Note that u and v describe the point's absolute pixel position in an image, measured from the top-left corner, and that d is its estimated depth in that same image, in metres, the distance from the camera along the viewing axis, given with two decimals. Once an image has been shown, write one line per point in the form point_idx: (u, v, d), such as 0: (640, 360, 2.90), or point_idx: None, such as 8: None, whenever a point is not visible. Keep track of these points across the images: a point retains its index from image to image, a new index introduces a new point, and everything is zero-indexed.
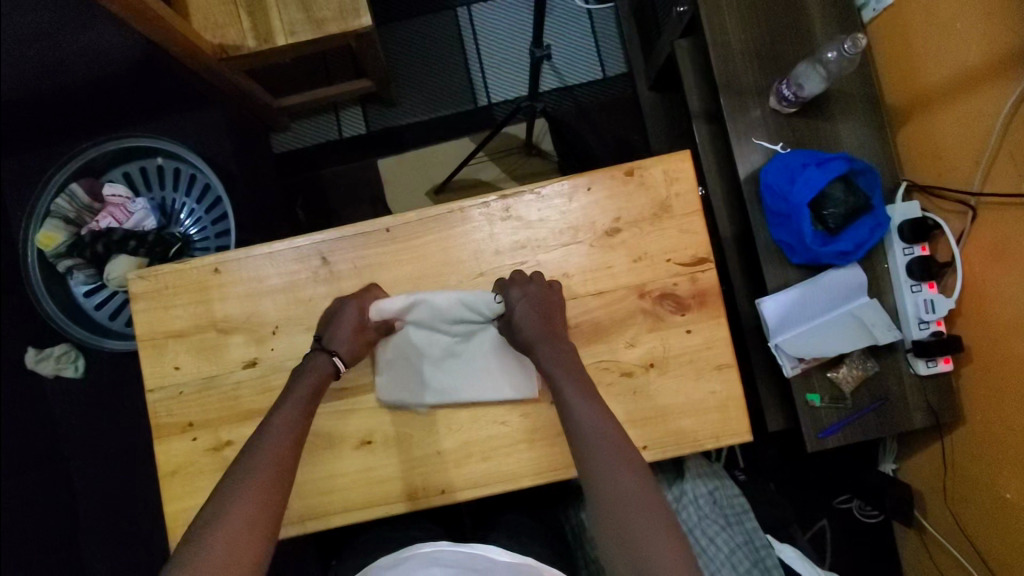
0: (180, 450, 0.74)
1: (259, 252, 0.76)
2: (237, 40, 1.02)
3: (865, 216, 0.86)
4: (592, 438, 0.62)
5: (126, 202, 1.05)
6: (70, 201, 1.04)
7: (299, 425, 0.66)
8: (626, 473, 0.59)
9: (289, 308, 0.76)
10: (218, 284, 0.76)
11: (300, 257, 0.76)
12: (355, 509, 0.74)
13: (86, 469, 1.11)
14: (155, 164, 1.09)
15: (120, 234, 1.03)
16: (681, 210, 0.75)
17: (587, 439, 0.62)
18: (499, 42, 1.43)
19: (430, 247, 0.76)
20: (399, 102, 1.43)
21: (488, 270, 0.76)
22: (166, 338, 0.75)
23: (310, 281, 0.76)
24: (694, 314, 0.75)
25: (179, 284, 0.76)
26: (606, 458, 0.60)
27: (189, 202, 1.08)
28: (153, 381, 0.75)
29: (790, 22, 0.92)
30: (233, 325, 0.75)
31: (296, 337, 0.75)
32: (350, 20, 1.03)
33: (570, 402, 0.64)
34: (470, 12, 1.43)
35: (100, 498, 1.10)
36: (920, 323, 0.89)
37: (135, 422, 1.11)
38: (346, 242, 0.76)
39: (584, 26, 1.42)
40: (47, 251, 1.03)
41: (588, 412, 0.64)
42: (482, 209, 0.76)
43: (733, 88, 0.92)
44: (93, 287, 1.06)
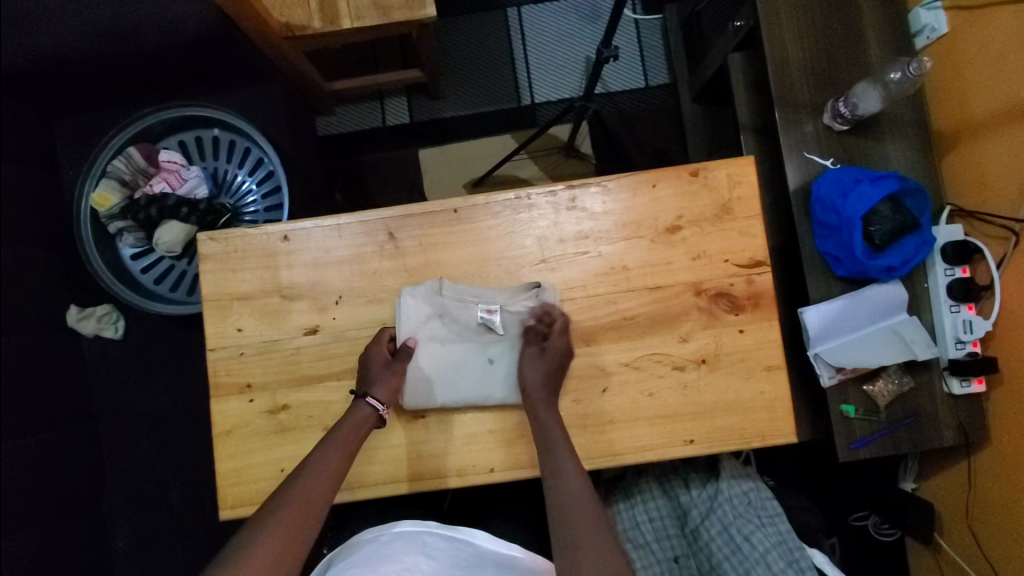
0: (237, 410, 0.76)
1: (328, 223, 0.77)
2: (304, 20, 1.05)
3: (911, 235, 0.89)
4: (565, 505, 0.65)
5: (180, 168, 1.07)
6: (127, 163, 1.06)
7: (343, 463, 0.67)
8: (593, 534, 0.61)
9: (353, 278, 0.77)
10: (285, 252, 0.77)
11: (368, 232, 0.78)
12: (403, 482, 0.75)
13: (118, 431, 1.12)
14: (211, 135, 1.11)
15: (173, 200, 1.06)
16: (742, 213, 0.78)
17: (559, 502, 0.65)
18: (547, 45, 1.46)
19: (495, 231, 0.78)
20: (444, 95, 1.45)
21: (525, 290, 0.76)
22: (231, 300, 0.77)
23: (376, 255, 0.77)
24: (748, 314, 0.77)
25: (247, 249, 0.77)
26: (573, 527, 0.63)
27: (241, 174, 1.10)
28: (215, 341, 0.76)
29: (847, 43, 0.96)
30: (298, 292, 0.77)
31: (358, 308, 0.77)
32: (415, 10, 1.06)
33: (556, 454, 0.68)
34: (520, 14, 1.46)
35: (126, 459, 1.11)
36: (957, 343, 0.91)
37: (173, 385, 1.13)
38: (414, 220, 0.78)
39: (631, 35, 1.45)
40: (101, 211, 1.04)
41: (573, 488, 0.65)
42: (548, 198, 0.78)
43: (789, 102, 0.95)
44: (142, 250, 1.08)
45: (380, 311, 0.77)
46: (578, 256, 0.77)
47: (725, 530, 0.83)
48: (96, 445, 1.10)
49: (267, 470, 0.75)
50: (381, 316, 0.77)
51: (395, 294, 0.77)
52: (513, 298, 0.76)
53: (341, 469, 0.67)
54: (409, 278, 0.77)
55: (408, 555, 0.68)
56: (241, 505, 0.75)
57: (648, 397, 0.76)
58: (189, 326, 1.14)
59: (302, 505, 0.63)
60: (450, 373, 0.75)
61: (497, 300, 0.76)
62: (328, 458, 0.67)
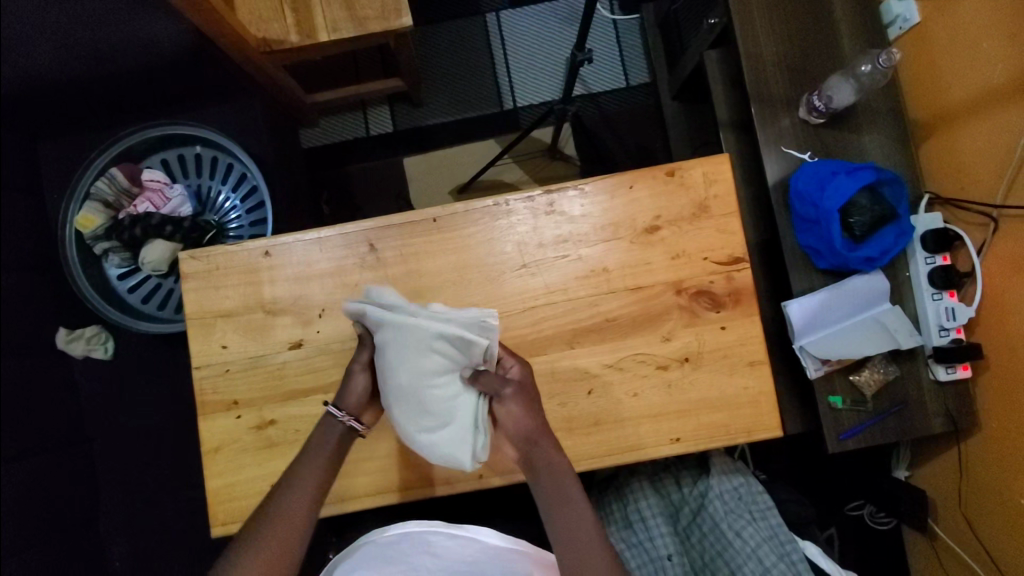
0: (224, 427, 0.76)
1: (308, 236, 0.78)
2: (281, 34, 1.06)
3: (890, 225, 0.89)
4: (570, 526, 0.65)
5: (164, 187, 1.07)
6: (110, 184, 1.06)
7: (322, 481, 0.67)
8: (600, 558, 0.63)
9: (335, 291, 0.77)
10: (267, 267, 0.77)
11: (349, 244, 0.78)
12: (393, 492, 0.76)
13: (111, 451, 1.12)
14: (193, 152, 1.11)
15: (157, 219, 1.05)
16: (718, 211, 0.78)
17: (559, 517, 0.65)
18: (526, 48, 1.47)
19: (475, 238, 0.78)
20: (426, 103, 1.46)
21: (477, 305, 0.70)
22: (215, 318, 0.77)
23: (357, 267, 0.78)
24: (729, 311, 0.77)
25: (229, 266, 0.78)
26: (580, 547, 0.64)
27: (225, 190, 1.10)
28: (199, 359, 0.77)
29: (820, 37, 0.96)
30: (281, 307, 0.77)
31: (341, 320, 0.77)
32: (392, 20, 1.06)
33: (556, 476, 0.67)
34: (499, 19, 1.47)
35: (121, 480, 1.11)
36: (941, 330, 0.92)
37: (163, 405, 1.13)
38: (393, 230, 0.78)
39: (609, 36, 1.46)
40: (86, 232, 1.05)
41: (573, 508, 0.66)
42: (526, 203, 0.78)
43: (764, 97, 0.95)
44: (128, 270, 1.08)
45: None
46: (558, 260, 0.78)
47: (716, 526, 0.84)
48: (90, 466, 1.10)
49: (258, 486, 0.75)
50: None
51: None
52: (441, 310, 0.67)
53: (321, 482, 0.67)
54: (391, 288, 0.78)
55: (412, 555, 0.68)
56: (232, 521, 0.75)
57: (633, 397, 0.77)
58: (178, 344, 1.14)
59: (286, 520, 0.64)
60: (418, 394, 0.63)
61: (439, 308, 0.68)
62: (309, 470, 0.67)
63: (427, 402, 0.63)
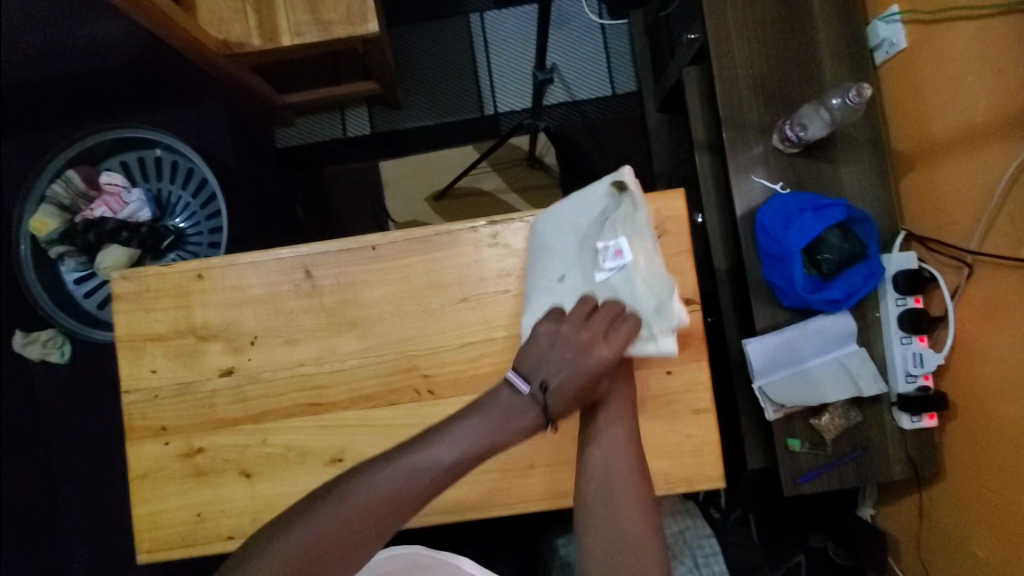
0: (152, 453, 0.75)
1: (243, 260, 0.75)
2: (243, 37, 1.02)
3: (859, 265, 0.86)
4: (615, 475, 0.66)
5: (121, 191, 1.05)
6: (66, 187, 1.04)
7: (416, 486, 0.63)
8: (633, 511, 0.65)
9: (269, 318, 0.75)
10: (199, 290, 0.75)
11: (284, 270, 0.75)
12: None
13: (68, 455, 1.12)
14: (153, 155, 1.09)
15: (113, 224, 1.04)
16: (670, 248, 0.74)
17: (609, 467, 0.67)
18: (510, 51, 1.42)
19: (416, 268, 0.75)
20: (405, 105, 1.42)
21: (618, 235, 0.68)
22: (145, 341, 0.75)
23: (292, 294, 0.75)
24: (676, 355, 0.74)
25: (160, 288, 0.75)
26: (618, 495, 0.66)
27: (185, 196, 1.08)
28: (129, 382, 0.75)
29: (801, 60, 0.91)
30: (212, 333, 0.75)
31: (275, 349, 0.75)
32: (356, 24, 1.02)
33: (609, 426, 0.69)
34: (483, 20, 1.42)
35: (77, 483, 1.12)
36: (907, 377, 0.88)
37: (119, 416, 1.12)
38: (331, 258, 0.75)
39: (596, 41, 1.40)
40: (40, 236, 1.03)
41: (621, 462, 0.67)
42: (471, 234, 0.75)
43: (736, 122, 0.91)
44: (85, 274, 1.07)
45: (296, 352, 0.75)
46: (500, 295, 0.75)
47: None
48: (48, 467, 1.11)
49: (185, 516, 0.74)
50: (298, 358, 0.75)
51: (312, 334, 0.75)
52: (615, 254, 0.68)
53: (407, 496, 0.62)
54: (327, 317, 0.75)
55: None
56: (156, 549, 0.74)
57: (572, 441, 0.74)
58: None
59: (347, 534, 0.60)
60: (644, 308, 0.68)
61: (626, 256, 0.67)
62: (384, 486, 0.62)
63: (621, 299, 0.69)
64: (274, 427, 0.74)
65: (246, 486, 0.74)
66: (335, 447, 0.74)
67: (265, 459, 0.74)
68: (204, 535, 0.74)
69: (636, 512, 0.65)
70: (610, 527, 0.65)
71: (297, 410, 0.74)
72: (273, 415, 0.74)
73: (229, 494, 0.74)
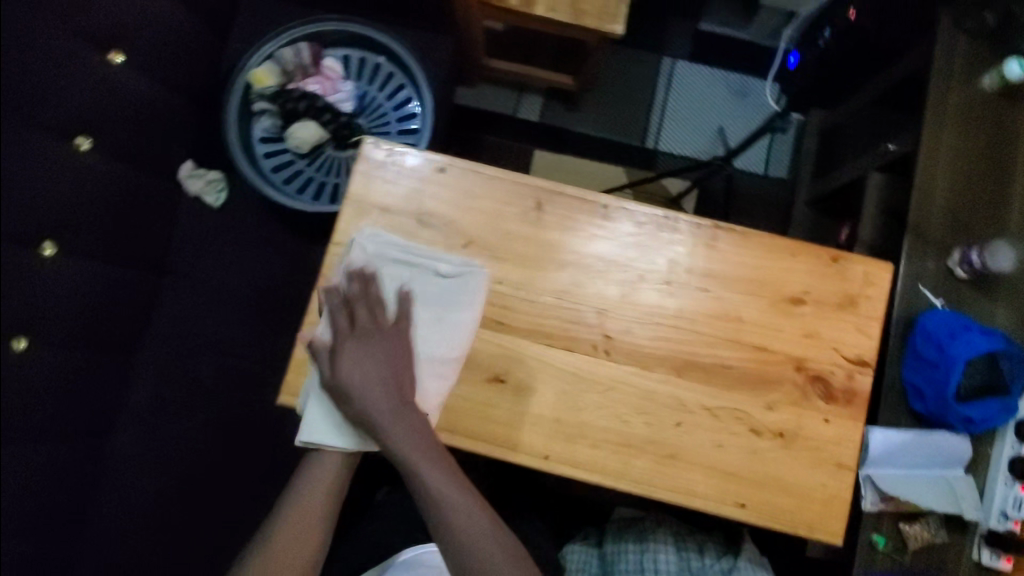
0: None
1: (487, 172, 0.80)
2: None
3: (998, 397, 0.90)
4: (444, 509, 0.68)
5: (337, 79, 1.13)
6: (294, 55, 1.11)
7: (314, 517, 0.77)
8: (489, 535, 0.69)
9: (488, 230, 0.79)
10: (437, 182, 0.79)
11: (519, 195, 0.80)
12: (454, 435, 0.75)
13: (177, 292, 1.13)
14: (375, 59, 1.15)
15: (320, 104, 1.11)
16: (864, 311, 0.79)
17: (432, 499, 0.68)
18: (687, 101, 1.51)
19: (635, 240, 0.79)
20: (579, 109, 1.50)
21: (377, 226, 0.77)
22: (370, 206, 0.79)
23: (517, 218, 0.79)
24: (837, 407, 0.77)
25: (403, 166, 0.80)
26: (458, 527, 0.68)
27: (388, 106, 1.14)
28: (341, 235, 0.78)
29: (992, 202, 0.99)
30: (432, 223, 0.79)
31: (481, 259, 0.78)
32: (605, 22, 1.12)
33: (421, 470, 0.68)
34: (674, 65, 1.52)
35: (173, 322, 1.12)
36: (1002, 515, 0.90)
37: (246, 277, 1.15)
38: (564, 201, 0.80)
39: (766, 123, 1.50)
40: (255, 87, 1.09)
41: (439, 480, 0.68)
42: (694, 228, 0.80)
43: (920, 233, 0.98)
44: (274, 136, 1.13)
45: (499, 269, 0.78)
46: (699, 292, 0.78)
47: None
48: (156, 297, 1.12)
49: None
50: (499, 275, 0.78)
51: (520, 259, 0.78)
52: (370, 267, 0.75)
53: (315, 521, 0.77)
54: (538, 250, 0.79)
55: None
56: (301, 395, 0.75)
57: (717, 448, 0.76)
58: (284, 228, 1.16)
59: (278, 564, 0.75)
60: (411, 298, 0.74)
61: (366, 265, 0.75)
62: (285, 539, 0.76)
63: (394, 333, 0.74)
64: None
65: None
66: (500, 367, 0.76)
67: None
68: None
69: (495, 541, 0.69)
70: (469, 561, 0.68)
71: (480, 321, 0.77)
72: None
73: None
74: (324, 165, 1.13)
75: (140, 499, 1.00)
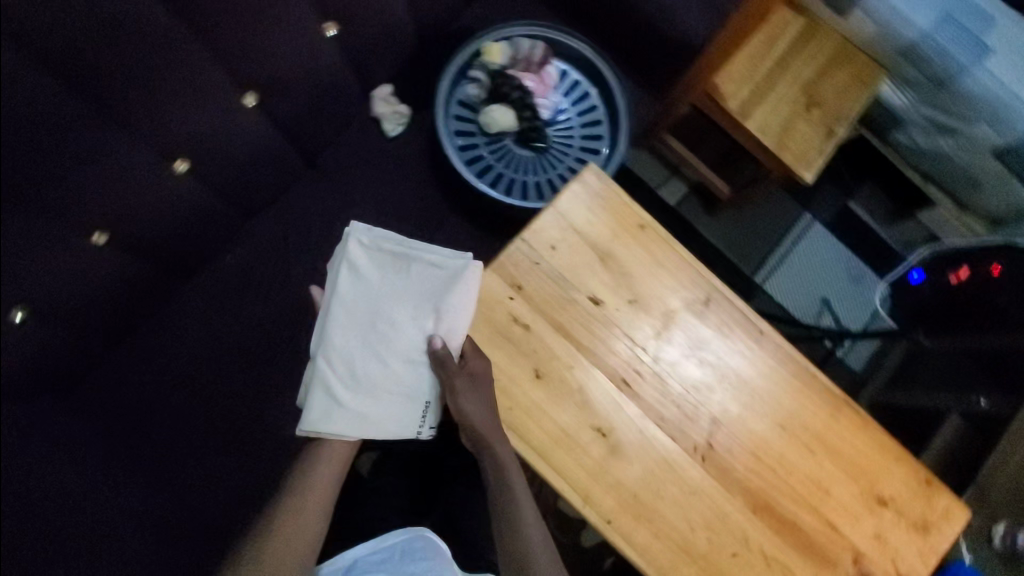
0: (495, 291, 0.80)
1: (679, 249, 0.83)
2: (732, 94, 1.16)
3: None
4: (510, 499, 0.76)
5: (550, 88, 1.17)
6: (529, 49, 1.16)
7: (331, 489, 0.81)
8: (535, 529, 0.76)
9: (655, 298, 0.82)
10: (635, 235, 0.83)
11: (696, 284, 0.83)
12: (539, 460, 0.77)
13: (318, 190, 1.15)
14: (590, 89, 1.19)
15: (526, 101, 1.14)
16: (934, 544, 0.82)
17: (499, 480, 0.76)
18: (807, 260, 1.56)
19: (773, 376, 0.83)
20: (713, 217, 1.53)
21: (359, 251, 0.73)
22: (569, 225, 0.82)
23: (684, 302, 0.83)
24: None
25: (613, 205, 0.83)
26: (519, 514, 0.76)
27: (578, 135, 1.19)
28: (531, 235, 0.81)
29: None
30: (613, 268, 0.82)
31: (637, 320, 0.81)
32: (798, 166, 1.18)
33: (492, 453, 0.75)
34: (810, 224, 1.58)
35: (301, 214, 1.14)
36: None
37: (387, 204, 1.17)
38: (730, 309, 0.83)
39: (863, 317, 1.55)
40: (483, 57, 1.13)
41: (507, 465, 0.75)
42: (826, 392, 0.84)
43: (982, 493, 1.03)
44: (471, 104, 1.16)
45: (647, 338, 0.82)
46: (804, 448, 0.82)
47: None
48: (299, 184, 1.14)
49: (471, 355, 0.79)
50: (645, 343, 0.81)
51: (670, 338, 0.82)
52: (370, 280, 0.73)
53: (326, 498, 0.80)
54: (689, 339, 0.82)
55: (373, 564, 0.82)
56: None
57: None
58: (439, 182, 1.20)
59: (294, 531, 0.77)
60: (406, 289, 0.74)
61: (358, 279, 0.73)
62: (299, 512, 0.78)
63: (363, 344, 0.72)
64: (585, 367, 0.80)
65: (528, 381, 0.79)
66: (609, 422, 0.79)
67: (560, 378, 0.79)
68: None
69: (544, 541, 0.76)
70: (513, 551, 0.75)
71: (611, 373, 0.80)
72: (594, 358, 0.80)
73: (514, 374, 0.79)
74: (496, 150, 1.16)
75: (194, 348, 1.06)
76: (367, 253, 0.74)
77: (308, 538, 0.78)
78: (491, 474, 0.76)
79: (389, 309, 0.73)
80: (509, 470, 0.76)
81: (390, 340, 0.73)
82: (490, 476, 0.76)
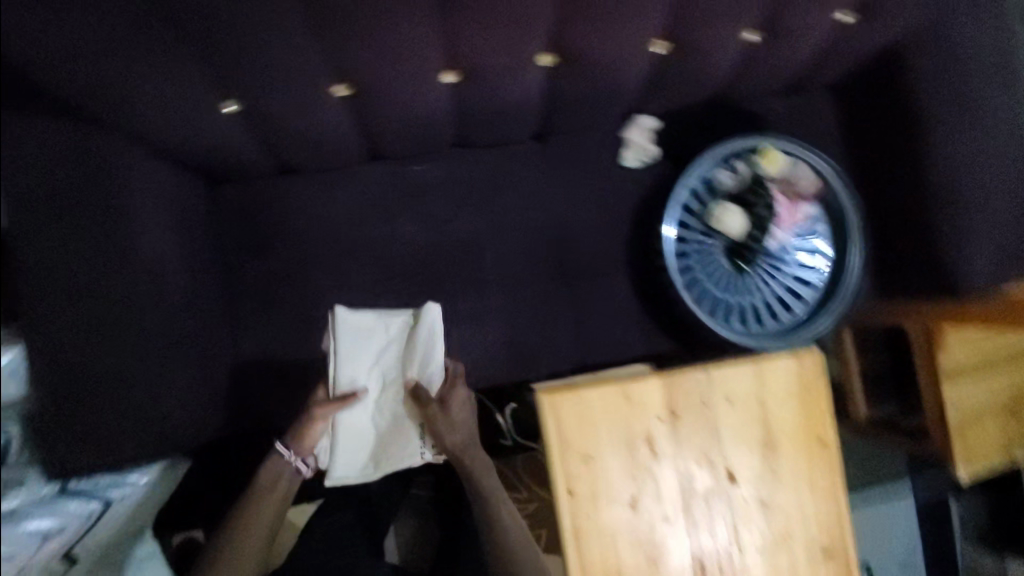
0: (647, 403, 0.82)
1: (816, 464, 0.85)
2: (954, 352, 1.01)
3: None
4: (517, 535, 0.98)
5: (794, 226, 1.07)
6: (802, 179, 1.06)
7: (285, 489, 0.99)
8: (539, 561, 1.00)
9: (767, 496, 0.84)
10: (786, 431, 0.85)
11: (811, 503, 0.85)
12: (590, 562, 0.80)
13: (526, 167, 1.10)
14: (826, 252, 1.09)
15: (764, 223, 1.05)
16: None
17: (482, 499, 0.98)
18: (875, 515, 1.41)
19: None
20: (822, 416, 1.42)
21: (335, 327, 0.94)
22: (741, 388, 0.84)
23: (791, 512, 0.84)
24: None
25: (788, 394, 0.85)
26: (523, 549, 0.98)
27: (784, 284, 1.09)
28: (705, 376, 0.83)
29: None
30: (751, 447, 0.84)
31: (742, 503, 0.84)
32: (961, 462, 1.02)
33: (475, 477, 0.98)
34: (903, 489, 1.43)
35: (498, 178, 1.09)
36: None
37: (579, 223, 1.10)
38: (824, 543, 0.85)
39: None
40: (757, 155, 1.04)
41: (490, 483, 0.99)
42: None
43: None
44: (715, 187, 1.07)
45: (741, 522, 0.84)
46: None
47: None
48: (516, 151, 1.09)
49: (593, 440, 0.81)
50: (735, 526, 0.83)
51: (757, 534, 0.84)
52: (373, 344, 0.96)
53: (274, 507, 0.98)
54: (775, 546, 0.84)
55: None
56: (560, 412, 0.80)
57: None
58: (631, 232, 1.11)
59: (248, 526, 0.97)
60: (394, 341, 0.97)
61: (351, 349, 0.95)
62: (253, 516, 0.97)
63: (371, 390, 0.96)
64: (676, 512, 0.82)
65: (622, 492, 0.81)
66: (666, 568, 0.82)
67: (652, 507, 0.82)
68: (575, 457, 0.81)
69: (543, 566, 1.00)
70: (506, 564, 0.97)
71: (694, 530, 0.83)
72: (690, 509, 0.82)
73: (617, 479, 0.81)
74: (702, 246, 1.07)
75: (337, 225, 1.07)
76: (358, 316, 0.96)
77: (257, 535, 0.97)
78: (475, 496, 0.98)
79: (381, 363, 0.96)
80: (495, 500, 0.99)
81: (382, 388, 0.97)
82: (472, 495, 0.99)
